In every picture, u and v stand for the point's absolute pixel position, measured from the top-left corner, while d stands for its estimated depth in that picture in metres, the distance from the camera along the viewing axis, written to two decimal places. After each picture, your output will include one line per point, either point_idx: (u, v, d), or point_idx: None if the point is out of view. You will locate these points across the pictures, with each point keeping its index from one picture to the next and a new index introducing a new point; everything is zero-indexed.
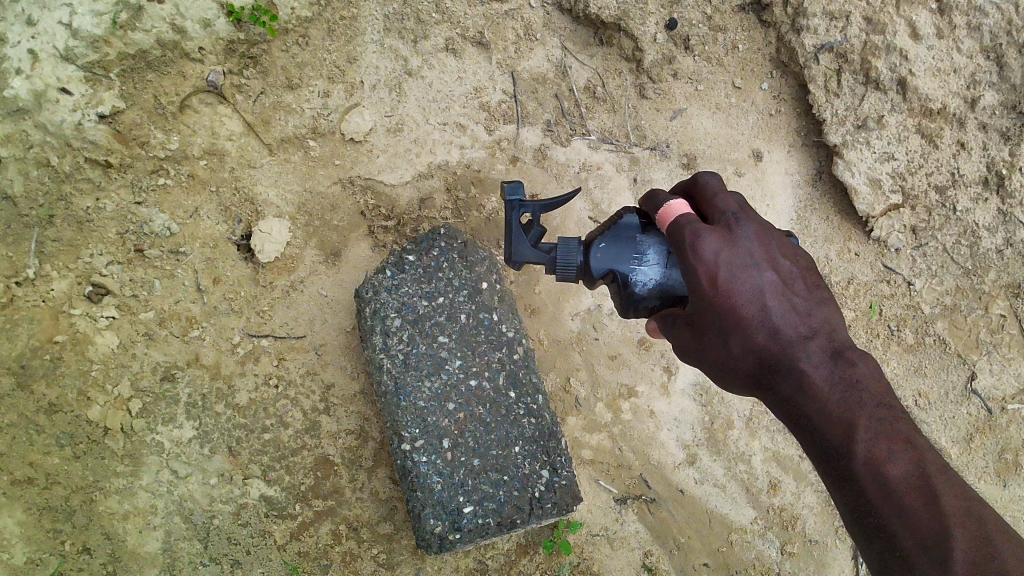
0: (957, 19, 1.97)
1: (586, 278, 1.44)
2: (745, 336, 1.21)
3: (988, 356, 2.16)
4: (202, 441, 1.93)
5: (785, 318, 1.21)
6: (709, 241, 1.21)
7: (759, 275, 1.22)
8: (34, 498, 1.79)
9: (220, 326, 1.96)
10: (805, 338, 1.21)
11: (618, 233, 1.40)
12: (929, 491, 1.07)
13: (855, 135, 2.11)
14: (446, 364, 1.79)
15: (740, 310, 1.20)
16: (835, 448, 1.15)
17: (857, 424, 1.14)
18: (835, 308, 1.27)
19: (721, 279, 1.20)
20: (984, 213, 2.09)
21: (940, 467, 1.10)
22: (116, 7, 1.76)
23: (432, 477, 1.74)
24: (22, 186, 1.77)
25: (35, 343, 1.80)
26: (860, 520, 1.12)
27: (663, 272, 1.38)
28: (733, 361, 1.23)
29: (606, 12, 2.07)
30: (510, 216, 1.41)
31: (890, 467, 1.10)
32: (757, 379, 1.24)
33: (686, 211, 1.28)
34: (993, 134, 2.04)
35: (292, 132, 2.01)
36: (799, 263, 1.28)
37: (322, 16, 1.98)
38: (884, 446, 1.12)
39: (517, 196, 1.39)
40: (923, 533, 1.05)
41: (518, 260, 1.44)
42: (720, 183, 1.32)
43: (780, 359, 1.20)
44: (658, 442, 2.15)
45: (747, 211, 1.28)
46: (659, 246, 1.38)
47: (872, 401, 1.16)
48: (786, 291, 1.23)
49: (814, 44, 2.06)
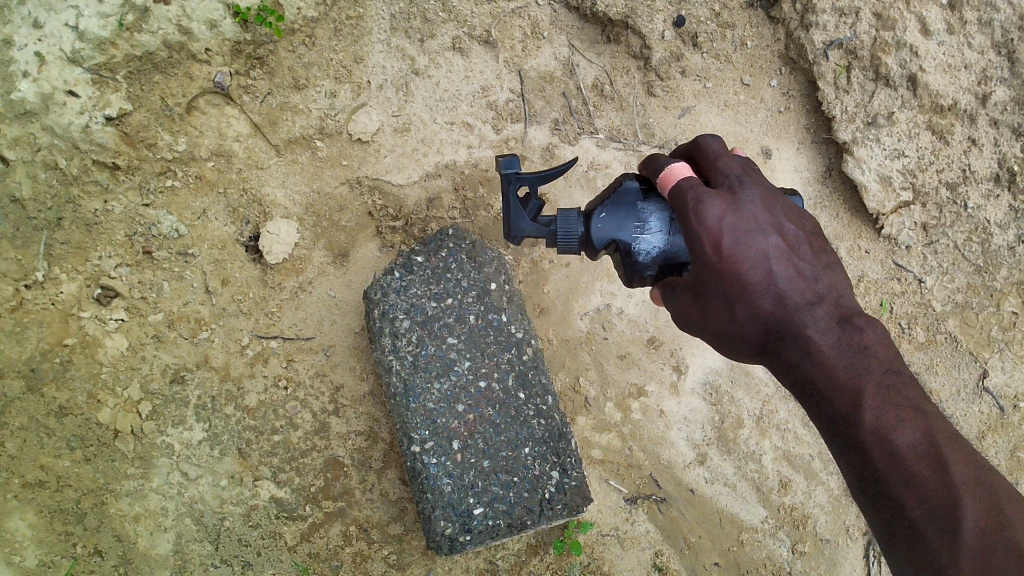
0: (968, 14, 1.96)
1: (589, 249, 1.42)
2: (750, 304, 1.20)
3: (1000, 354, 2.14)
4: (212, 443, 1.93)
5: (792, 285, 1.20)
6: (713, 205, 1.21)
7: (765, 240, 1.21)
8: (46, 501, 1.80)
9: (229, 327, 1.96)
10: (813, 304, 1.19)
11: (620, 201, 1.38)
12: (939, 461, 1.05)
13: (865, 132, 2.10)
14: (455, 365, 1.78)
15: (746, 276, 1.19)
16: (842, 416, 1.12)
17: (864, 390, 1.11)
18: (843, 274, 1.25)
19: (725, 244, 1.19)
20: (996, 210, 2.07)
21: (948, 435, 1.08)
22: (122, 9, 1.76)
23: (442, 478, 1.73)
24: (31, 188, 1.77)
25: (45, 346, 1.80)
26: (867, 490, 1.10)
27: (667, 239, 1.37)
28: (739, 329, 1.22)
29: (613, 10, 2.06)
30: (507, 191, 1.40)
31: (898, 436, 1.07)
32: (762, 346, 1.23)
33: (688, 174, 1.28)
34: (1006, 130, 2.01)
35: (299, 132, 2.01)
36: (806, 228, 1.27)
37: (329, 16, 1.97)
38: (892, 414, 1.09)
39: (512, 169, 1.39)
40: (932, 501, 1.03)
41: (517, 235, 1.43)
42: (721, 146, 1.32)
43: (787, 325, 1.19)
44: (668, 442, 2.15)
45: (751, 174, 1.28)
46: (662, 212, 1.37)
47: (880, 367, 1.13)
48: (792, 256, 1.22)
49: (824, 40, 2.05)
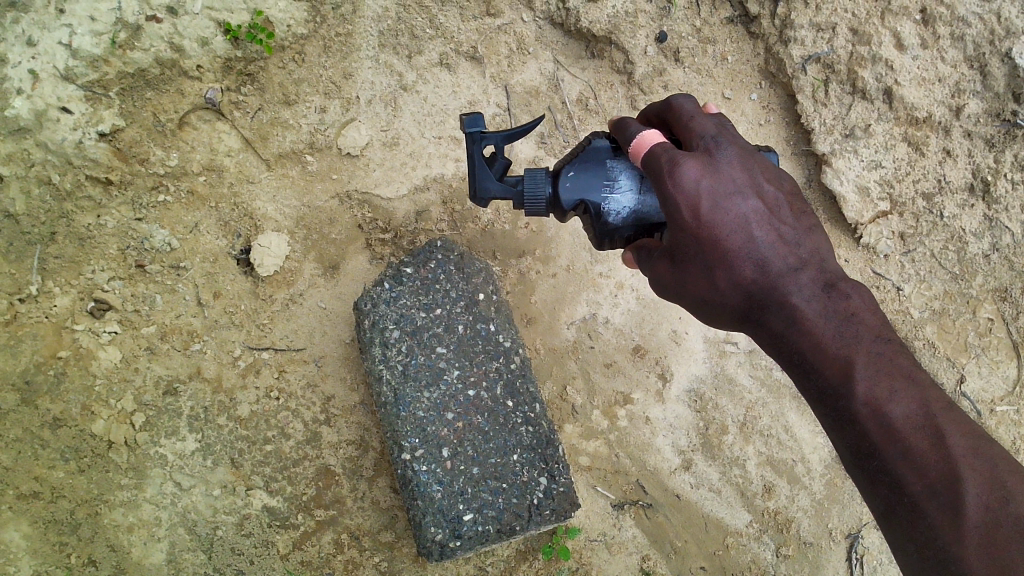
0: (941, 29, 2.01)
1: (557, 210, 1.43)
2: (731, 271, 1.20)
3: (976, 359, 2.18)
4: (204, 453, 1.96)
5: (773, 249, 1.21)
6: (689, 167, 1.19)
7: (744, 204, 1.21)
8: (40, 512, 1.82)
9: (220, 339, 1.99)
10: (795, 270, 1.20)
11: (588, 160, 1.40)
12: (936, 433, 1.06)
13: (843, 143, 2.15)
14: (445, 374, 1.82)
15: (726, 242, 1.19)
16: (833, 387, 1.14)
17: (855, 360, 1.13)
18: (823, 236, 1.27)
19: (704, 210, 1.18)
20: (971, 219, 2.12)
21: (944, 404, 1.10)
22: (115, 27, 1.81)
23: (432, 486, 1.77)
24: (24, 204, 1.80)
25: (39, 359, 1.83)
26: (863, 464, 1.12)
27: (638, 199, 1.38)
28: (721, 297, 1.23)
29: (596, 27, 2.12)
30: (472, 150, 1.39)
31: (892, 407, 1.09)
32: (745, 315, 1.24)
33: (661, 140, 1.28)
34: (979, 141, 2.07)
35: (289, 147, 2.06)
36: (784, 189, 1.28)
37: (318, 33, 2.04)
38: (885, 385, 1.11)
39: (477, 128, 1.37)
40: (932, 477, 1.04)
41: (484, 196, 1.43)
42: (695, 107, 1.32)
43: (770, 293, 1.20)
44: (654, 448, 2.19)
45: (725, 135, 1.28)
46: (632, 172, 1.38)
47: (870, 333, 1.16)
48: (771, 220, 1.23)
49: (802, 55, 2.11)
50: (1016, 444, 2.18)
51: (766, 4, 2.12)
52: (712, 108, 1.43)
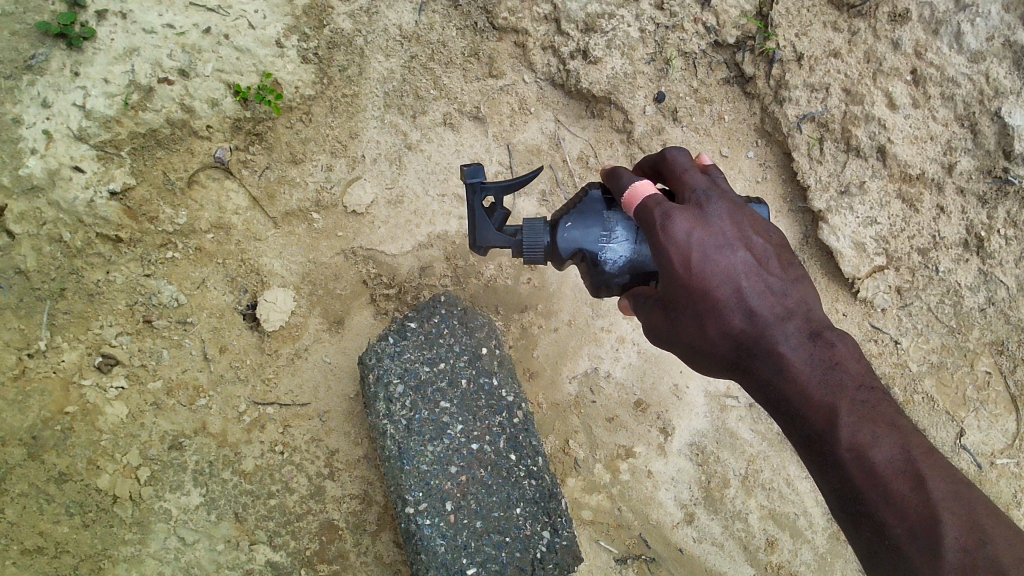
0: (932, 89, 2.06)
1: (554, 258, 1.47)
2: (721, 320, 1.23)
3: (975, 413, 2.20)
4: (208, 508, 1.96)
5: (761, 300, 1.24)
6: (680, 221, 1.24)
7: (733, 256, 1.25)
8: (44, 566, 1.83)
9: (227, 394, 2.01)
10: (783, 320, 1.23)
11: (585, 211, 1.44)
12: (917, 477, 1.08)
13: (839, 201, 2.19)
14: (448, 429, 1.83)
15: (715, 293, 1.23)
16: (817, 433, 1.16)
17: (838, 406, 1.15)
18: (810, 286, 1.30)
19: (694, 261, 1.23)
20: (965, 273, 2.15)
21: (925, 449, 1.12)
22: (128, 89, 1.88)
23: (435, 539, 1.75)
24: (35, 261, 1.84)
25: (47, 414, 1.85)
26: (847, 507, 1.13)
27: (633, 248, 1.41)
28: (710, 346, 1.26)
29: (597, 87, 2.18)
30: (473, 199, 1.43)
31: (875, 452, 1.11)
32: (734, 363, 1.26)
33: (653, 190, 1.30)
34: (971, 198, 2.10)
35: (296, 205, 2.10)
36: (772, 241, 1.31)
37: (325, 94, 2.09)
38: (868, 430, 1.13)
39: (477, 178, 1.41)
40: (911, 519, 1.06)
41: (484, 245, 1.47)
42: (689, 159, 1.36)
43: (757, 342, 1.22)
44: (657, 502, 2.20)
45: (717, 189, 1.32)
46: (627, 222, 1.42)
47: (855, 382, 1.18)
48: (760, 271, 1.26)
49: (797, 114, 2.16)
50: (1016, 496, 2.21)
51: (761, 66, 2.17)
52: (706, 159, 1.47)
